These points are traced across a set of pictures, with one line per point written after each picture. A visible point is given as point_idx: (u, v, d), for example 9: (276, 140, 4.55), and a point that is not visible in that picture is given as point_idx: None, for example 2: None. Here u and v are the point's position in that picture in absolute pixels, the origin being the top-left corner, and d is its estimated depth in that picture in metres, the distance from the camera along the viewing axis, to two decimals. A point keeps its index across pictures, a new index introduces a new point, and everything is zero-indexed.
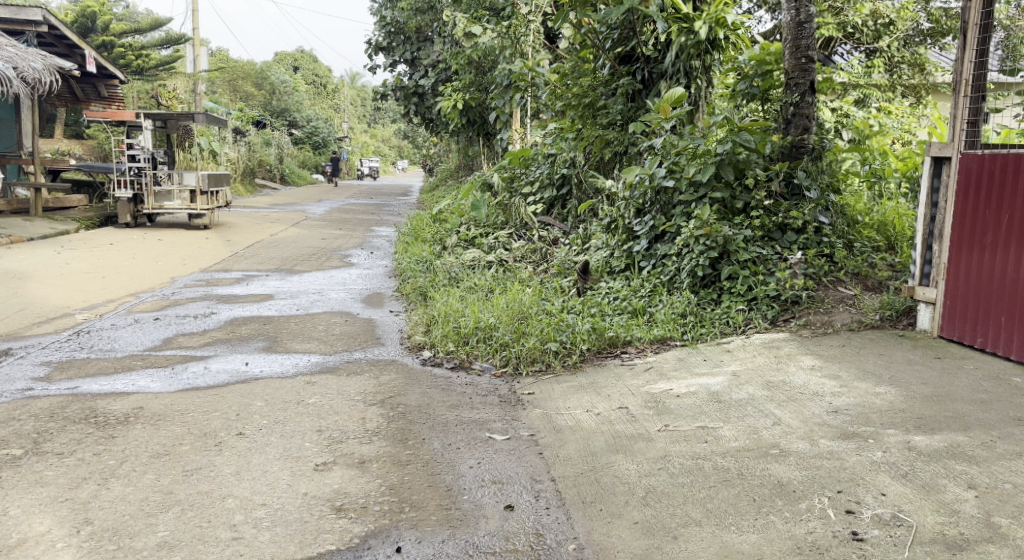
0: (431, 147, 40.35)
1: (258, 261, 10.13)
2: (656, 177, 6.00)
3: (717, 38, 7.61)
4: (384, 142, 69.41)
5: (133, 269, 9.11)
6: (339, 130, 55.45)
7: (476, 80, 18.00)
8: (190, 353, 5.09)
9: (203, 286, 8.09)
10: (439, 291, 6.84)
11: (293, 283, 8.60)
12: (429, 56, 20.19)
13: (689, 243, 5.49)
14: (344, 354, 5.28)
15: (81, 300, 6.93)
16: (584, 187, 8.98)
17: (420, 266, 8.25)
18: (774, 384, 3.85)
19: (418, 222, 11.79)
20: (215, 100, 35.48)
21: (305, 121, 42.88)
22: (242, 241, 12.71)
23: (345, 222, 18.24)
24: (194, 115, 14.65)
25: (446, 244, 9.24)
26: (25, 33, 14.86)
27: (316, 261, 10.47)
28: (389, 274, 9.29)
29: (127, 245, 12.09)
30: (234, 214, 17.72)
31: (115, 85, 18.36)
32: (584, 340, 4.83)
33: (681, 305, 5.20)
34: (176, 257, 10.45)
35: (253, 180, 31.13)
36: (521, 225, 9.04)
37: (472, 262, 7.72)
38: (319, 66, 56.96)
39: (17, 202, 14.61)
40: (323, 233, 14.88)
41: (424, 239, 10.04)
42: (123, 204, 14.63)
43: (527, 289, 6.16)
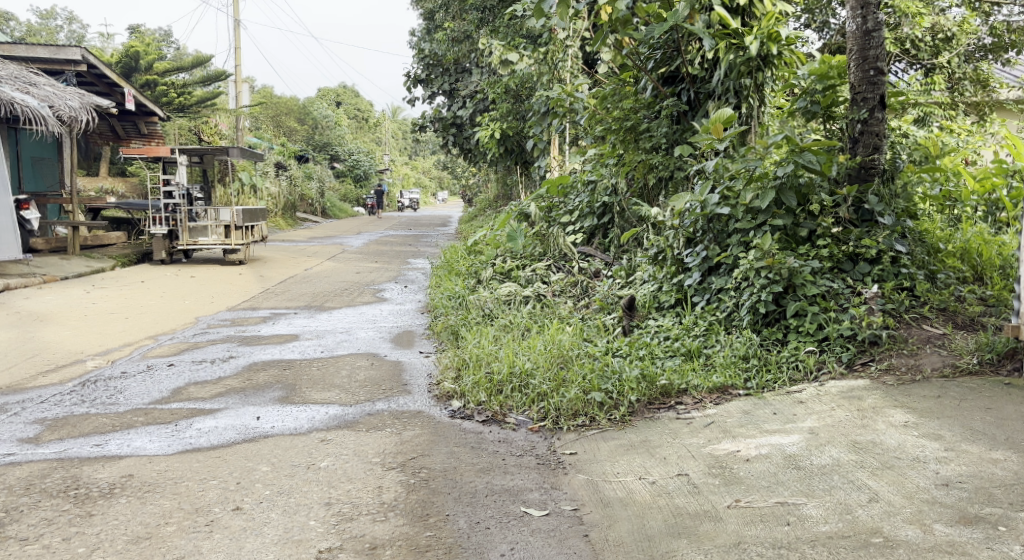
0: (471, 178, 40.21)
1: (288, 298, 9.73)
2: (709, 204, 5.43)
3: (770, 55, 7.11)
4: (424, 173, 69.74)
5: (157, 310, 8.74)
6: (381, 163, 55.78)
7: (515, 109, 17.67)
8: (198, 407, 4.64)
9: (226, 327, 7.69)
10: (471, 330, 6.32)
11: (321, 321, 8.17)
12: (467, 87, 19.93)
13: (748, 276, 4.92)
14: (366, 404, 4.77)
15: (97, 345, 6.55)
16: (627, 215, 8.46)
17: (453, 301, 7.75)
18: (861, 444, 3.28)
19: (453, 254, 11.33)
20: (258, 135, 35.69)
21: (347, 154, 43.08)
22: (275, 277, 12.37)
23: (382, 254, 17.93)
24: (230, 149, 14.42)
25: (480, 278, 8.73)
26: (65, 72, 14.61)
27: (347, 296, 10.04)
28: (422, 310, 8.81)
29: (159, 282, 11.82)
30: (270, 249, 17.51)
31: (154, 120, 17.76)
32: (632, 390, 4.26)
33: (742, 347, 4.63)
34: (205, 295, 10.09)
35: (295, 214, 31.17)
36: (561, 256, 8.48)
37: (508, 298, 7.18)
38: (361, 101, 57.49)
39: (54, 241, 14.48)
40: (358, 266, 14.51)
41: (458, 272, 9.54)
42: (158, 240, 14.45)
43: (567, 327, 5.62)
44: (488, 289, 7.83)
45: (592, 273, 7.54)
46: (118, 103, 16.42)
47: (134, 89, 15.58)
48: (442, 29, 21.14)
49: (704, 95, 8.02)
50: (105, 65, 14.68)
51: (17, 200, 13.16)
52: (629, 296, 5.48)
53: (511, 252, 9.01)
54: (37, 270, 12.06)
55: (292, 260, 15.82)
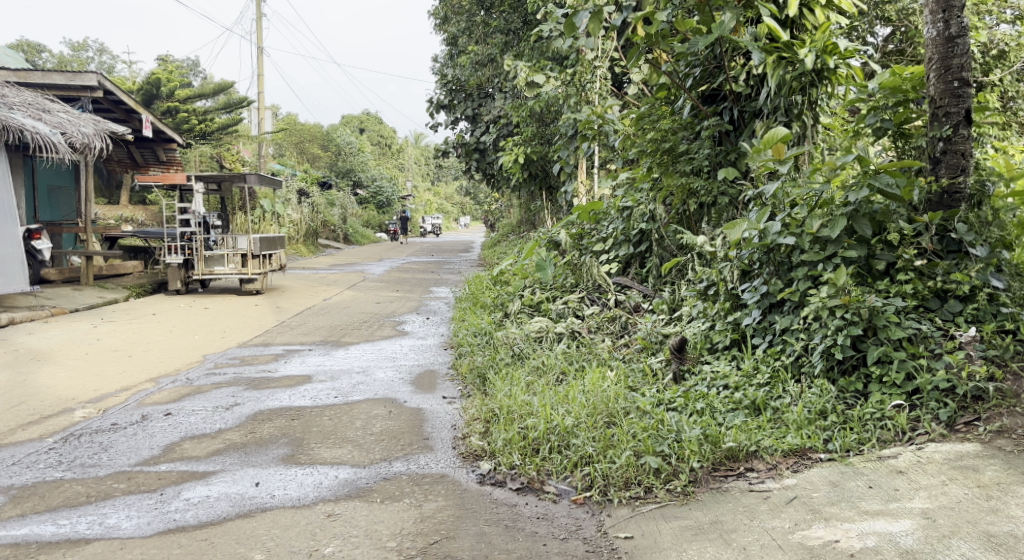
0: (493, 203, 39.82)
1: (304, 332, 9.21)
2: (769, 233, 4.81)
3: (825, 70, 6.42)
4: (446, 199, 69.53)
5: (164, 346, 8.22)
6: (404, 189, 55.61)
7: (540, 132, 17.19)
8: (192, 470, 4.08)
9: (235, 366, 7.14)
10: (501, 373, 5.69)
11: (337, 359, 7.59)
12: (490, 112, 19.49)
13: (820, 316, 4.30)
14: (383, 465, 4.16)
15: (93, 390, 6.02)
16: (667, 243, 7.75)
17: (479, 338, 7.15)
18: (995, 538, 2.95)
19: (478, 283, 10.76)
20: (281, 162, 35.43)
21: (372, 181, 42.57)
22: (293, 307, 11.86)
23: (403, 282, 17.41)
24: (248, 175, 13.98)
25: (508, 312, 8.12)
26: (81, 99, 14.01)
27: (366, 330, 9.48)
28: (445, 346, 8.23)
29: (172, 315, 11.35)
30: (290, 277, 17.04)
31: (172, 147, 17.15)
32: (693, 453, 3.64)
33: (819, 401, 4.00)
34: (217, 328, 9.57)
35: (318, 241, 30.86)
36: (595, 288, 7.85)
37: (539, 335, 6.55)
38: (384, 127, 57.41)
39: (69, 271, 14.08)
40: (379, 296, 13.97)
41: (482, 305, 8.95)
42: (173, 270, 14.02)
43: (609, 372, 5.01)
44: (516, 325, 7.21)
45: (631, 307, 6.90)
46: (135, 129, 15.93)
47: (152, 115, 15.16)
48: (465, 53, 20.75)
49: (749, 113, 7.40)
50: (123, 91, 14.26)
51: (29, 230, 12.72)
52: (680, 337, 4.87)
53: (539, 282, 8.38)
54: (48, 303, 11.67)
55: (311, 289, 15.33)
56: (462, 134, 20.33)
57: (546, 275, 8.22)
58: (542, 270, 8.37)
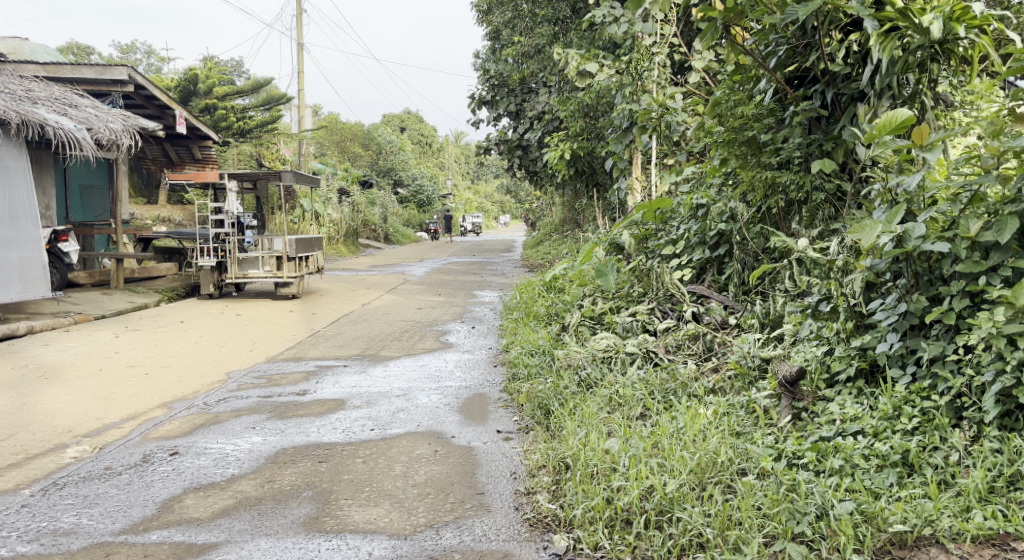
0: (535, 202, 38.97)
1: (339, 344, 8.38)
2: (910, 237, 3.84)
3: (953, 43, 5.34)
4: (486, 198, 68.80)
5: (188, 361, 7.43)
6: (445, 188, 54.92)
7: (589, 126, 16.26)
8: (188, 541, 3.29)
9: (260, 387, 6.32)
10: (569, 408, 4.72)
11: (376, 378, 6.73)
12: (535, 107, 18.57)
13: (994, 347, 3.41)
14: (433, 534, 3.36)
15: (95, 420, 5.22)
16: (749, 247, 6.80)
17: (536, 357, 6.21)
18: None
19: (529, 290, 9.83)
20: (322, 161, 34.89)
21: (412, 180, 41.90)
22: (329, 315, 11.05)
23: (445, 285, 16.59)
24: (282, 173, 13.13)
25: (566, 325, 7.21)
26: (111, 94, 13.12)
27: (407, 342, 8.60)
28: (494, 362, 7.34)
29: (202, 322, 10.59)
30: (328, 280, 16.32)
31: (207, 143, 16.23)
32: (848, 540, 3.00)
33: (1006, 464, 3.20)
34: (247, 339, 8.77)
35: (358, 240, 30.22)
36: (666, 298, 6.90)
37: (607, 356, 5.59)
38: (426, 126, 56.76)
39: (99, 274, 13.34)
40: (420, 301, 13.11)
41: (536, 316, 8.03)
42: (206, 273, 13.25)
43: (705, 412, 4.10)
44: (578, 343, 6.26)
45: (717, 323, 5.90)
46: (168, 126, 15.13)
47: (186, 111, 14.43)
48: (510, 46, 19.85)
49: (846, 97, 6.38)
50: (156, 86, 13.51)
51: (55, 231, 11.85)
52: (789, 366, 4.07)
53: (600, 289, 7.42)
54: (74, 310, 11.02)
55: (348, 293, 14.52)
56: (504, 131, 19.45)
57: (609, 283, 7.28)
58: (602, 276, 7.42)
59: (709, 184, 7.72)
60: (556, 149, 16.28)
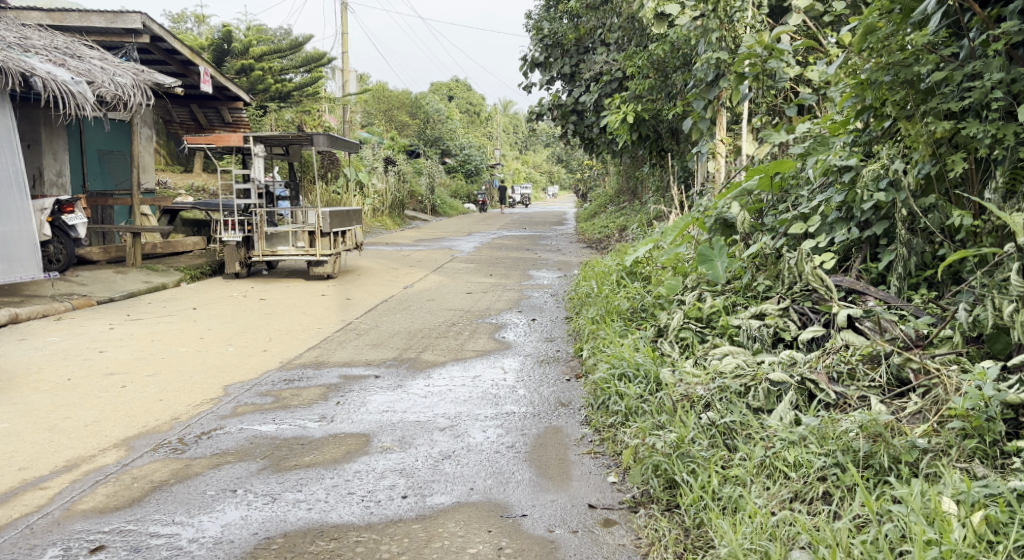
0: (587, 172, 37.32)
1: (373, 343, 6.78)
2: None
3: None
4: (534, 168, 66.95)
5: (182, 365, 5.86)
6: (493, 158, 53.28)
7: (658, 84, 14.72)
8: None
9: (260, 411, 4.74)
10: (713, 491, 3.10)
11: (419, 395, 5.18)
12: (592, 67, 16.85)
13: None
14: None
15: (12, 474, 3.65)
16: (915, 230, 5.15)
17: (635, 379, 4.52)
18: None
19: (603, 275, 8.11)
20: (368, 130, 33.40)
21: (459, 149, 40.24)
22: (366, 300, 9.48)
23: (498, 262, 15.00)
24: (315, 134, 11.40)
25: (666, 327, 5.57)
26: (125, 46, 11.48)
27: (456, 342, 6.95)
28: (571, 373, 5.73)
29: (222, 305, 9.09)
30: (370, 256, 14.83)
31: (239, 106, 14.44)
32: None
33: None
34: (265, 331, 7.24)
35: (404, 212, 28.77)
36: (803, 292, 5.24)
37: (748, 384, 4.03)
38: (473, 94, 54.98)
39: (114, 250, 11.41)
40: (469, 283, 11.50)
41: (621, 311, 6.37)
42: (230, 250, 11.29)
43: (966, 519, 2.55)
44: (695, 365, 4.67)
45: (904, 337, 4.22)
46: (193, 85, 13.49)
47: (211, 67, 12.80)
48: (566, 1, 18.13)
49: None
50: (175, 37, 11.85)
51: (58, 201, 10.15)
52: None
53: (708, 281, 5.80)
54: (79, 289, 9.54)
55: (389, 272, 12.94)
56: (558, 94, 17.65)
57: (721, 277, 5.67)
58: (711, 268, 5.81)
59: (847, 146, 6.06)
60: (617, 113, 14.54)
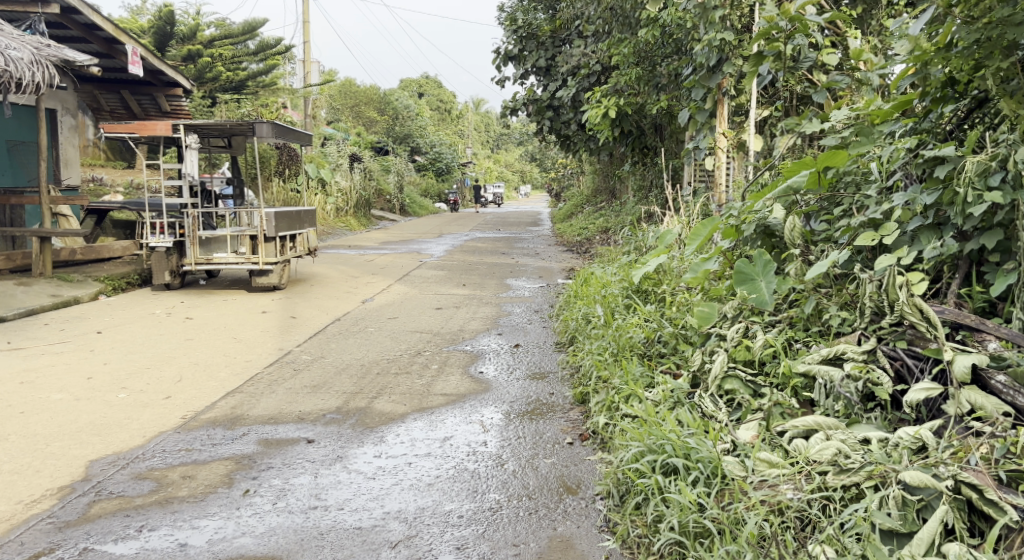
0: (561, 171, 36.04)
1: (313, 385, 5.30)
2: None
3: None
4: (506, 167, 65.55)
5: (44, 422, 4.33)
6: (464, 156, 51.77)
7: (645, 75, 13.39)
8: None
9: (125, 511, 3.24)
10: None
11: (365, 472, 3.71)
12: (569, 59, 15.52)
13: None
14: None
15: None
16: None
17: (684, 470, 3.11)
18: None
19: (603, 293, 6.68)
20: (334, 126, 31.75)
21: (429, 147, 38.67)
22: (315, 319, 7.98)
23: (471, 268, 13.56)
24: (257, 121, 9.67)
25: (704, 374, 4.18)
26: (32, 17, 9.88)
27: (421, 383, 5.47)
28: (575, 432, 4.32)
29: (137, 324, 7.53)
30: (328, 263, 13.32)
31: (178, 91, 12.89)
32: None
33: None
34: (176, 365, 5.73)
35: (370, 212, 27.21)
36: (893, 330, 3.83)
37: (869, 485, 2.71)
38: (443, 91, 53.42)
39: (21, 257, 9.75)
40: (439, 295, 10.06)
41: (635, 347, 4.97)
42: (158, 257, 9.68)
43: None
44: (763, 445, 3.29)
45: None
46: (122, 68, 11.89)
47: (141, 47, 11.21)
48: None
49: None
50: (92, 10, 10.33)
51: None
52: None
53: (752, 308, 4.44)
54: None
55: (347, 282, 11.41)
56: (533, 88, 16.22)
57: (771, 306, 4.29)
58: (757, 292, 4.43)
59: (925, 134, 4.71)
60: (599, 106, 13.17)
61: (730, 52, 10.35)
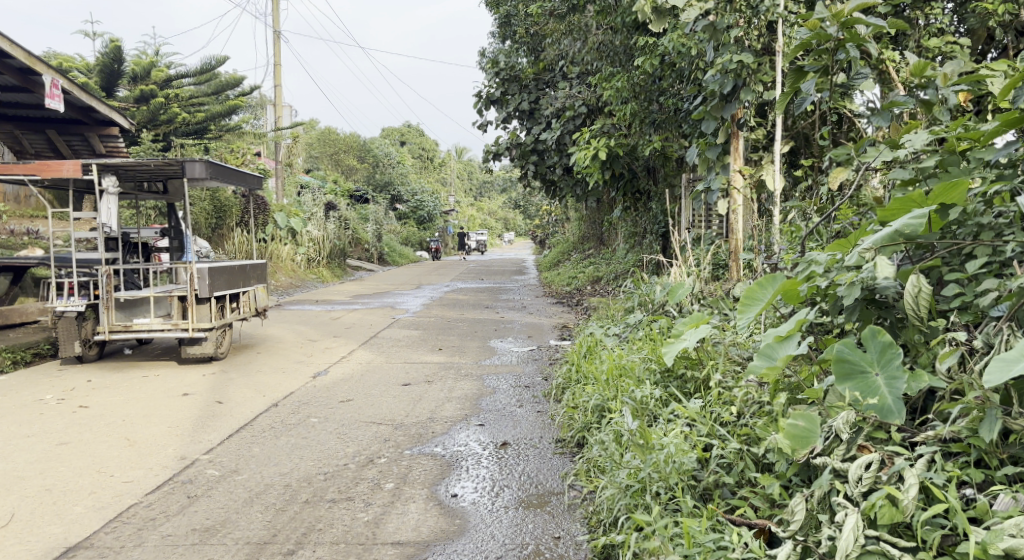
0: (546, 217, 34.57)
1: (200, 534, 3.65)
2: None
3: None
4: (490, 215, 64.23)
5: None
6: (446, 204, 50.34)
7: (641, 111, 11.89)
8: None
9: None
10: None
11: None
12: (552, 103, 14.10)
13: None
14: None
15: None
16: None
17: None
18: None
19: (621, 380, 5.03)
20: (310, 175, 30.27)
21: (410, 194, 37.16)
22: (247, 407, 6.28)
23: (450, 327, 11.88)
24: (188, 161, 7.99)
25: (825, 552, 2.61)
26: None
27: (363, 529, 3.80)
28: None
29: (12, 417, 5.81)
30: (285, 324, 11.59)
31: (112, 130, 11.28)
32: None
33: None
34: (19, 495, 4.06)
35: (346, 263, 25.52)
36: None
37: None
38: (425, 139, 52.22)
39: None
40: (407, 364, 8.35)
41: (688, 477, 3.38)
42: (68, 324, 7.93)
43: None
44: None
45: None
46: (41, 104, 10.25)
47: (61, 77, 9.60)
48: (524, 22, 15.38)
49: None
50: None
51: None
52: None
53: (869, 421, 3.01)
54: None
55: (302, 347, 9.70)
56: (516, 131, 14.66)
57: (902, 421, 2.96)
58: (875, 396, 3.06)
59: None
60: (588, 148, 11.67)
61: (748, 77, 8.75)
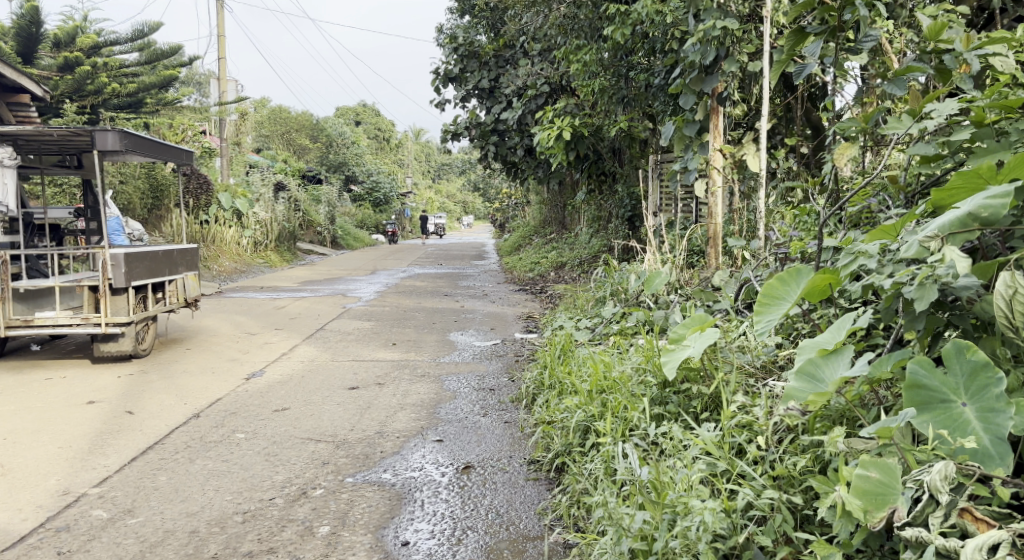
0: (507, 200, 33.66)
1: None
2: None
3: None
4: (449, 198, 63.08)
5: None
6: (404, 186, 49.10)
7: (610, 86, 11.05)
8: None
9: None
10: None
11: None
12: (512, 80, 13.19)
13: None
14: None
15: None
16: None
17: None
18: None
19: (608, 393, 4.19)
20: (260, 154, 28.95)
21: (366, 176, 35.96)
22: (160, 418, 5.35)
23: (405, 317, 10.97)
24: (99, 130, 6.99)
25: None
26: None
27: None
28: None
29: None
30: (223, 315, 10.57)
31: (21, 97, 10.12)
32: None
33: None
34: None
35: (298, 247, 24.38)
36: None
37: None
38: (382, 119, 50.86)
39: None
40: (356, 363, 7.44)
41: (710, 539, 2.69)
42: None
43: None
44: None
45: None
46: None
47: None
48: None
49: None
50: None
51: None
52: None
53: (970, 474, 2.40)
54: None
55: (239, 341, 8.74)
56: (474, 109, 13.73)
57: (1007, 470, 2.39)
58: (968, 436, 2.49)
59: None
60: (553, 126, 10.82)
61: (732, 46, 7.88)
